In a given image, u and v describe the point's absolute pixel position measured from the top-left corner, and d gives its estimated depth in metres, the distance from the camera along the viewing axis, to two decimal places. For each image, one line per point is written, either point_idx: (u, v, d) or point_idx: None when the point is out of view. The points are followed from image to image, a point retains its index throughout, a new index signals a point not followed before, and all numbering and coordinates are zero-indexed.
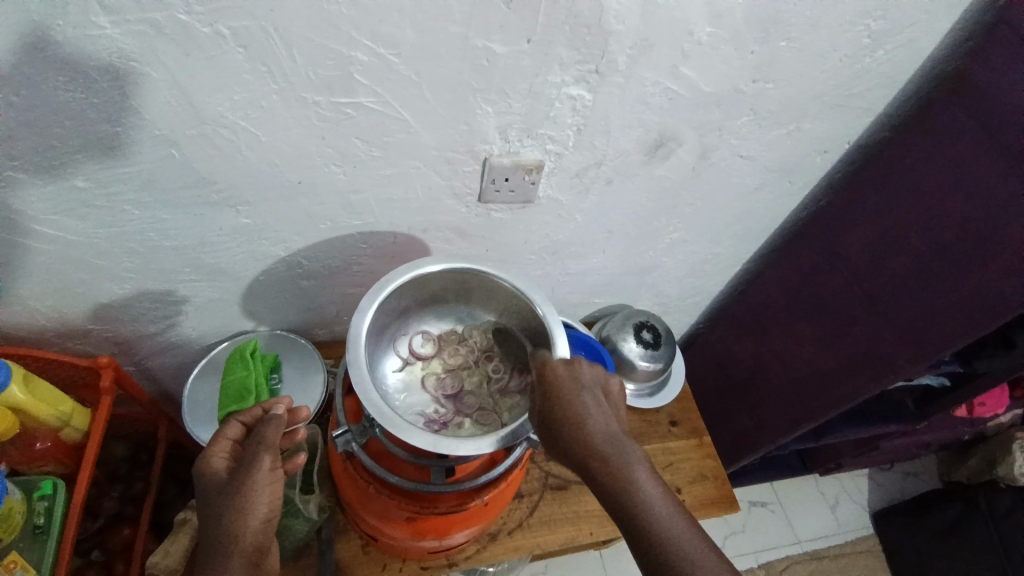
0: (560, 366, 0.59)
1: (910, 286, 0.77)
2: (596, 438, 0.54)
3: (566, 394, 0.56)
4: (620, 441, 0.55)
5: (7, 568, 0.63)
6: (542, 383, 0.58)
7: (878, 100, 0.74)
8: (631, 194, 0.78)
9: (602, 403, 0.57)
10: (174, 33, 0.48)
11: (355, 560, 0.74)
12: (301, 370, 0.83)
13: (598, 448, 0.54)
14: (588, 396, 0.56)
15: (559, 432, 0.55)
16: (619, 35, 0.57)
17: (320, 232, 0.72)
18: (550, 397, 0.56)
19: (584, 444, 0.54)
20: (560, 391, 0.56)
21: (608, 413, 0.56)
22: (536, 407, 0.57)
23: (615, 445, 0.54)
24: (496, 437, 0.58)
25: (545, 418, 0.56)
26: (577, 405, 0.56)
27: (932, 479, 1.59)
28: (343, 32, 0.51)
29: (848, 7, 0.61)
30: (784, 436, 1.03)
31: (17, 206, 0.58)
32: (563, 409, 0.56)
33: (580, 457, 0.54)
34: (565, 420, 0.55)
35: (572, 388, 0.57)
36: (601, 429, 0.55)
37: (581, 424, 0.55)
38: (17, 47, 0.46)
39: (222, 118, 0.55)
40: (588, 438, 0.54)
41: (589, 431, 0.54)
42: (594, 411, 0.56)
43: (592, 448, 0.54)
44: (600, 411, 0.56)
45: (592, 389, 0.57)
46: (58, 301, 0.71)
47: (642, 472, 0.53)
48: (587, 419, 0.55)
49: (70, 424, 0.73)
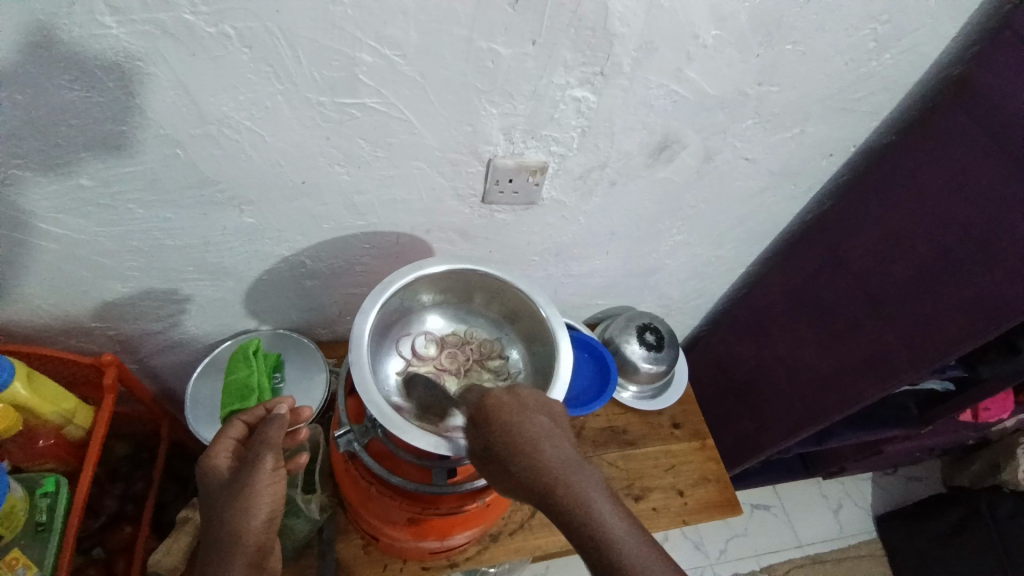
0: (503, 393, 0.54)
1: (914, 291, 0.76)
2: (553, 467, 0.49)
3: (513, 422, 0.51)
4: (576, 467, 0.50)
5: (8, 565, 0.63)
6: (487, 412, 0.52)
7: (884, 103, 0.74)
8: (635, 197, 0.78)
9: (551, 427, 0.52)
10: (179, 33, 0.48)
11: (356, 559, 0.74)
12: (304, 370, 0.83)
13: (556, 479, 0.49)
14: (536, 419, 0.52)
15: (510, 467, 0.49)
16: (623, 37, 0.57)
17: (323, 232, 0.72)
18: (498, 427, 0.51)
19: (541, 476, 0.49)
20: (509, 419, 0.51)
21: (559, 438, 0.52)
22: (482, 440, 0.52)
23: (572, 472, 0.49)
24: None
25: (494, 452, 0.50)
26: (527, 433, 0.50)
27: (935, 484, 1.59)
28: (347, 34, 0.51)
29: (853, 10, 0.61)
30: (785, 441, 1.02)
31: (20, 204, 0.58)
32: (512, 440, 0.50)
33: (538, 491, 0.48)
34: (517, 451, 0.49)
35: (518, 414, 0.52)
36: (556, 456, 0.50)
37: (535, 453, 0.49)
38: (22, 46, 0.46)
39: (226, 118, 0.55)
40: (544, 469, 0.49)
41: (543, 461, 0.49)
42: (544, 438, 0.51)
43: (550, 480, 0.48)
44: (552, 435, 0.51)
45: (540, 412, 0.53)
46: (61, 299, 0.71)
47: (602, 500, 0.49)
48: (541, 446, 0.50)
49: (72, 422, 0.73)
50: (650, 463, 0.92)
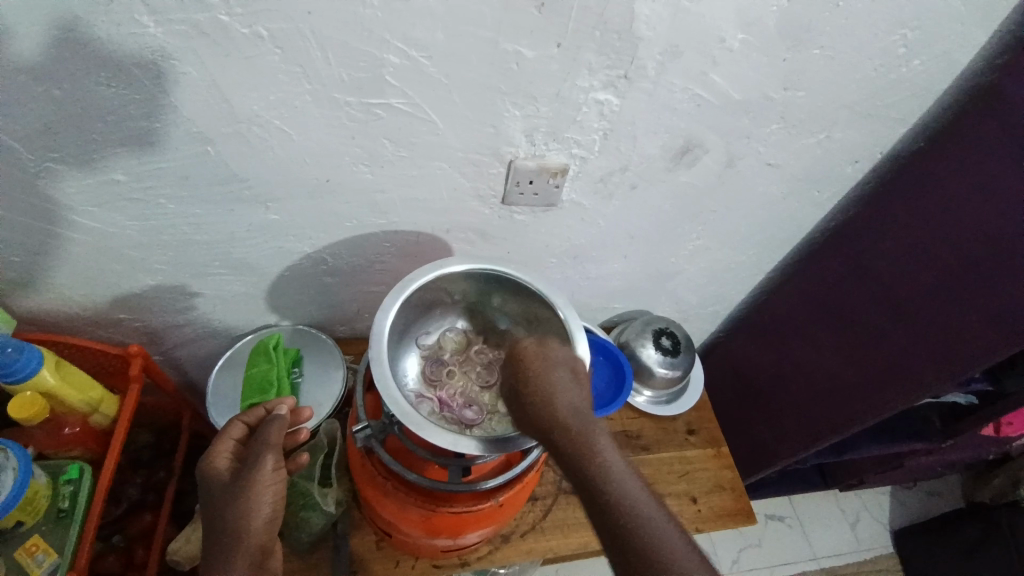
0: (533, 346, 0.59)
1: (940, 301, 0.75)
2: (563, 410, 0.53)
3: (535, 369, 0.56)
4: (587, 415, 0.54)
5: (28, 551, 0.66)
6: (514, 361, 0.58)
7: (912, 110, 0.73)
8: (655, 200, 0.78)
9: (571, 379, 0.56)
10: (213, 34, 0.49)
11: (369, 555, 0.75)
12: (322, 365, 0.84)
13: (566, 421, 0.53)
14: (556, 372, 0.56)
15: (527, 407, 0.55)
16: (648, 41, 0.57)
17: (345, 230, 0.72)
18: (522, 373, 0.56)
19: (552, 416, 0.53)
20: (531, 367, 0.56)
21: (577, 389, 0.56)
22: (507, 384, 0.57)
23: (583, 418, 0.53)
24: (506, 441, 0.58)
25: (515, 394, 0.56)
26: (546, 380, 0.55)
27: (954, 499, 1.55)
28: (376, 35, 0.51)
29: (882, 16, 0.60)
30: (805, 451, 1.01)
31: (54, 197, 0.60)
32: (531, 383, 0.55)
33: (547, 430, 0.53)
34: (534, 394, 0.55)
35: (541, 364, 0.57)
36: (569, 403, 0.54)
37: (549, 399, 0.54)
38: (62, 44, 0.47)
39: (255, 117, 0.57)
40: (556, 411, 0.53)
41: (556, 405, 0.54)
42: (562, 385, 0.55)
43: (560, 421, 0.53)
44: (569, 386, 0.56)
45: (562, 366, 0.57)
46: (90, 291, 0.73)
47: (607, 445, 0.52)
48: (555, 393, 0.54)
49: (99, 411, 0.75)
50: (664, 469, 0.91)
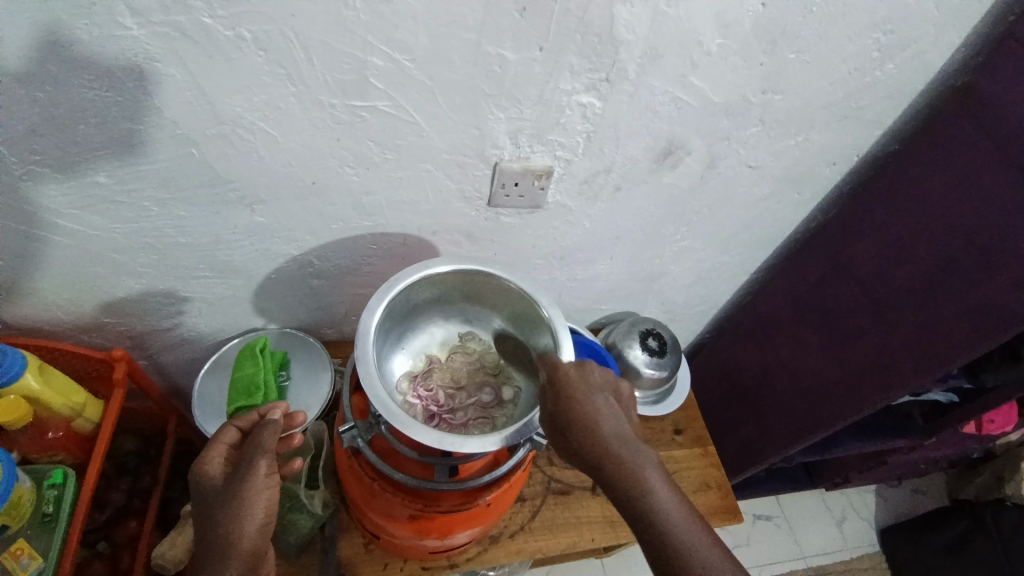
0: (571, 368, 0.58)
1: (918, 298, 0.77)
2: (610, 440, 0.55)
3: (578, 397, 0.57)
4: (632, 443, 0.56)
5: (13, 556, 0.64)
6: (554, 385, 0.57)
7: (886, 112, 0.75)
8: (639, 202, 0.79)
9: (613, 403, 0.58)
10: (196, 35, 0.49)
11: (357, 558, 0.75)
12: (309, 368, 0.84)
13: (612, 451, 0.55)
14: (598, 400, 0.57)
15: (572, 435, 0.56)
16: (629, 44, 0.58)
17: (331, 232, 0.73)
18: (564, 400, 0.56)
19: (598, 446, 0.55)
20: (574, 397, 0.56)
21: (619, 414, 0.57)
22: (546, 409, 0.57)
23: (629, 448, 0.56)
24: (504, 435, 0.58)
25: (557, 421, 0.56)
26: (589, 409, 0.56)
27: (939, 496, 1.57)
28: (359, 38, 0.52)
29: (855, 20, 0.62)
30: (789, 448, 1.02)
31: (38, 200, 0.60)
32: (575, 411, 0.56)
33: (593, 460, 0.55)
34: (579, 424, 0.56)
35: (583, 390, 0.57)
36: (614, 431, 0.56)
37: (595, 430, 0.56)
38: (45, 46, 0.48)
39: (239, 119, 0.57)
40: (601, 441, 0.55)
41: (603, 434, 0.55)
42: (606, 416, 0.56)
43: (608, 452, 0.55)
44: (614, 416, 0.57)
45: (604, 392, 0.58)
46: (75, 295, 0.73)
47: (652, 472, 0.55)
48: (600, 421, 0.56)
49: (82, 415, 0.74)
50: None
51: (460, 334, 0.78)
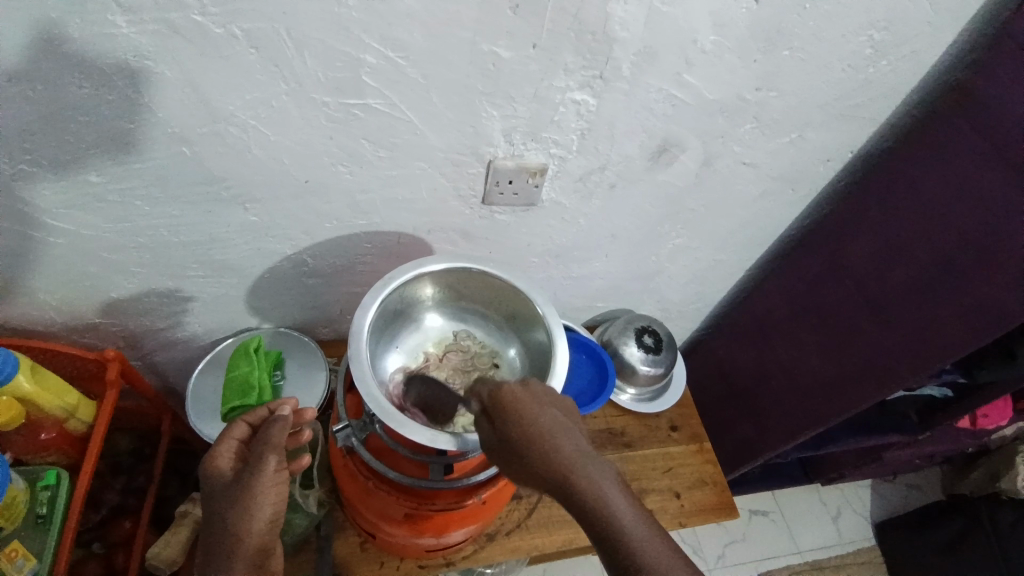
0: (517, 387, 0.56)
1: (912, 296, 0.77)
2: (564, 457, 0.52)
3: (525, 415, 0.53)
4: (587, 458, 0.52)
5: (7, 557, 0.64)
6: (501, 406, 0.54)
7: (882, 109, 0.75)
8: (635, 200, 0.79)
9: (562, 419, 0.54)
10: (188, 33, 0.49)
11: (353, 557, 0.74)
12: (304, 366, 0.84)
13: (567, 469, 0.51)
14: (547, 416, 0.54)
15: (523, 456, 0.52)
16: (624, 42, 0.57)
17: (326, 231, 0.72)
18: (511, 420, 0.53)
19: (551, 465, 0.51)
20: (521, 415, 0.53)
21: (570, 431, 0.54)
22: (494, 432, 0.54)
23: (584, 464, 0.52)
24: (456, 439, 0.57)
25: (507, 443, 0.53)
26: (539, 427, 0.53)
27: (934, 492, 1.58)
28: (353, 35, 0.52)
29: (851, 17, 0.62)
30: (785, 443, 1.02)
31: (29, 199, 0.59)
32: (523, 430, 0.52)
33: (548, 481, 0.51)
34: (530, 443, 0.52)
35: (531, 407, 0.54)
36: (566, 448, 0.52)
37: (547, 448, 0.52)
38: (35, 44, 0.47)
39: (233, 117, 0.56)
40: (553, 459, 0.51)
41: (555, 451, 0.52)
42: (557, 431, 0.53)
43: (562, 471, 0.51)
44: (565, 430, 0.53)
45: (552, 407, 0.55)
46: (68, 295, 0.72)
47: (612, 487, 0.51)
48: (551, 438, 0.52)
49: (75, 416, 0.74)
50: (648, 465, 0.92)
51: (456, 332, 0.77)
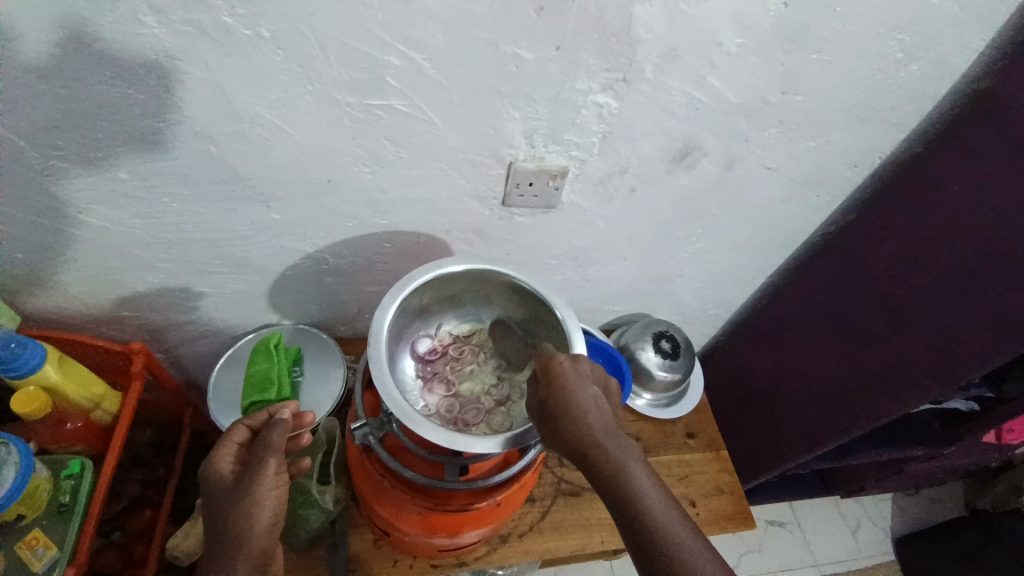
0: (565, 360, 0.58)
1: (935, 303, 0.76)
2: (597, 435, 0.54)
3: (566, 389, 0.55)
4: (620, 438, 0.54)
5: (28, 545, 0.66)
6: (546, 375, 0.57)
7: (909, 115, 0.73)
8: (653, 203, 0.78)
9: (601, 397, 0.56)
10: (215, 33, 0.50)
11: (367, 553, 0.75)
12: (322, 363, 0.85)
13: (599, 442, 0.53)
14: (588, 390, 0.56)
15: (558, 424, 0.54)
16: (646, 44, 0.57)
17: (345, 230, 0.73)
18: (552, 387, 0.56)
19: (585, 435, 0.53)
20: (562, 386, 0.56)
21: (608, 407, 0.56)
22: (533, 400, 0.57)
23: (616, 439, 0.54)
24: (508, 439, 0.58)
25: (547, 414, 0.55)
26: (577, 399, 0.55)
27: (957, 506, 1.55)
28: (375, 36, 0.52)
29: (879, 20, 0.60)
30: (803, 455, 1.01)
31: (60, 194, 0.61)
32: (564, 400, 0.55)
33: (578, 450, 0.54)
34: (567, 415, 0.54)
35: (570, 382, 0.56)
36: (602, 422, 0.54)
37: (581, 419, 0.54)
38: (68, 43, 0.48)
39: (257, 117, 0.57)
40: (587, 429, 0.54)
41: (591, 425, 0.54)
42: (593, 405, 0.55)
43: (593, 441, 0.53)
44: (601, 407, 0.55)
45: (593, 385, 0.57)
46: (95, 288, 0.74)
47: (637, 466, 0.53)
48: (588, 411, 0.54)
49: (100, 407, 0.75)
50: (664, 471, 0.91)
51: (472, 328, 0.78)
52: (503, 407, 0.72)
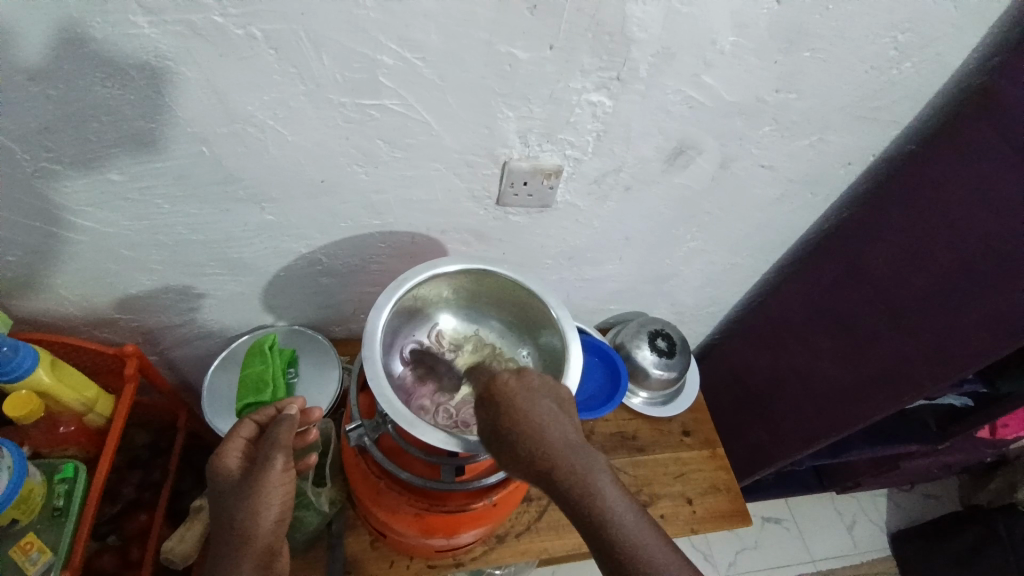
0: (511, 376, 0.56)
1: (932, 303, 0.76)
2: (558, 449, 0.52)
3: (519, 407, 0.53)
4: (579, 449, 0.53)
5: (22, 550, 0.65)
6: (494, 396, 0.54)
7: (904, 112, 0.73)
8: (649, 201, 0.78)
9: (557, 411, 0.55)
10: (208, 33, 0.49)
11: (363, 555, 0.75)
12: (318, 364, 0.84)
13: (561, 459, 0.52)
14: (543, 404, 0.54)
15: (515, 446, 0.52)
16: (642, 43, 0.57)
17: (340, 231, 0.73)
18: (503, 407, 0.53)
19: (545, 454, 0.52)
20: (515, 405, 0.53)
21: (566, 421, 0.55)
22: (485, 421, 0.54)
23: (577, 452, 0.53)
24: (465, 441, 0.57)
25: (502, 436, 0.53)
26: (532, 416, 0.53)
27: (951, 502, 1.55)
28: (370, 37, 0.52)
29: (874, 18, 0.60)
30: (801, 452, 1.01)
31: (52, 196, 0.60)
32: (519, 420, 0.53)
33: (540, 469, 0.52)
34: (524, 433, 0.52)
35: (523, 398, 0.54)
36: (560, 437, 0.53)
37: (540, 436, 0.52)
38: (58, 43, 0.48)
39: (251, 118, 0.57)
40: (547, 447, 0.52)
41: (549, 442, 0.52)
42: (549, 420, 0.53)
43: (553, 458, 0.52)
44: (559, 421, 0.54)
45: (548, 398, 0.55)
46: (88, 291, 0.74)
47: (602, 477, 0.53)
48: (545, 428, 0.53)
49: (94, 410, 0.74)
50: (660, 470, 0.92)
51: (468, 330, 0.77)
52: None
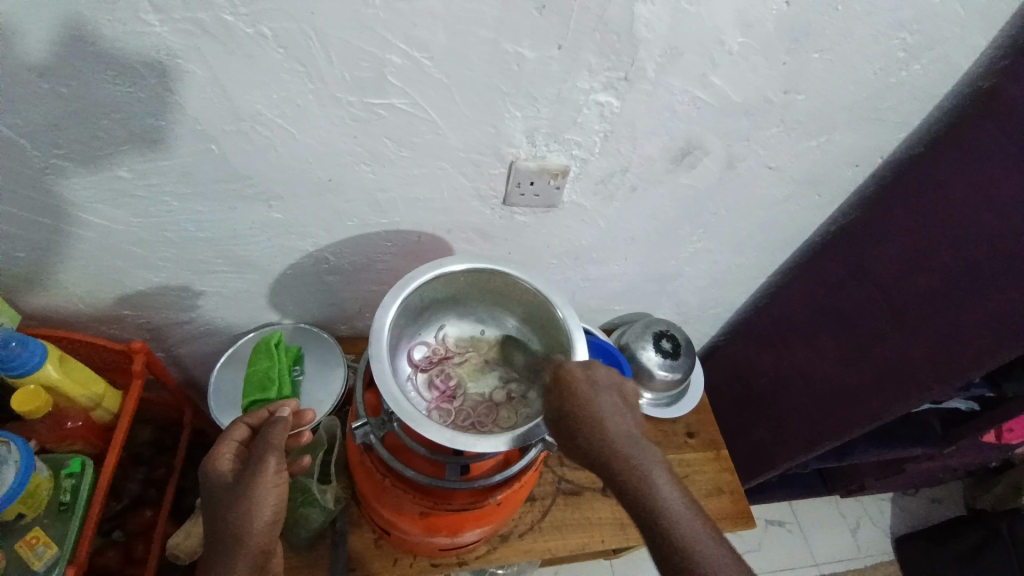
0: (579, 369, 0.58)
1: (938, 304, 0.76)
2: (617, 440, 0.55)
3: (583, 398, 0.57)
4: (640, 443, 0.56)
5: (28, 544, 0.65)
6: (561, 386, 0.57)
7: (912, 113, 0.73)
8: (654, 201, 0.78)
9: (620, 405, 0.58)
10: (216, 31, 0.50)
11: (367, 552, 0.75)
12: (322, 362, 0.85)
13: (620, 451, 0.55)
14: (605, 397, 0.57)
15: (574, 434, 0.56)
16: (648, 42, 0.57)
17: (346, 229, 0.73)
18: (567, 397, 0.57)
19: (604, 444, 0.55)
20: (579, 396, 0.57)
21: (629, 416, 0.57)
22: (550, 408, 0.58)
23: (637, 446, 0.56)
24: (513, 435, 0.58)
25: (563, 424, 0.57)
26: (594, 407, 0.57)
27: (955, 505, 1.55)
28: (377, 35, 0.52)
29: (881, 19, 0.60)
30: (803, 455, 1.01)
31: (61, 192, 0.61)
32: (582, 410, 0.56)
33: (598, 458, 0.56)
34: (586, 422, 0.56)
35: (589, 389, 0.57)
36: (621, 430, 0.56)
37: (600, 427, 0.56)
38: (68, 40, 0.48)
39: (258, 115, 0.57)
40: (607, 438, 0.55)
41: (608, 433, 0.55)
42: (612, 413, 0.57)
43: (612, 449, 0.55)
44: (621, 415, 0.57)
45: (610, 392, 0.58)
46: (95, 287, 0.74)
47: (659, 473, 0.55)
48: (605, 420, 0.56)
49: (101, 406, 0.75)
50: None
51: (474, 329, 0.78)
52: (509, 404, 0.72)
